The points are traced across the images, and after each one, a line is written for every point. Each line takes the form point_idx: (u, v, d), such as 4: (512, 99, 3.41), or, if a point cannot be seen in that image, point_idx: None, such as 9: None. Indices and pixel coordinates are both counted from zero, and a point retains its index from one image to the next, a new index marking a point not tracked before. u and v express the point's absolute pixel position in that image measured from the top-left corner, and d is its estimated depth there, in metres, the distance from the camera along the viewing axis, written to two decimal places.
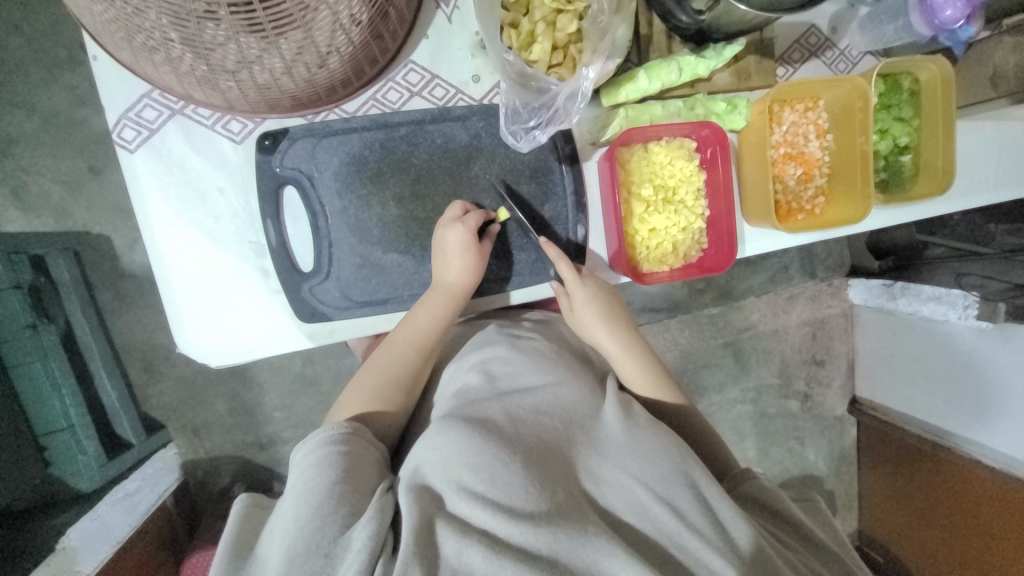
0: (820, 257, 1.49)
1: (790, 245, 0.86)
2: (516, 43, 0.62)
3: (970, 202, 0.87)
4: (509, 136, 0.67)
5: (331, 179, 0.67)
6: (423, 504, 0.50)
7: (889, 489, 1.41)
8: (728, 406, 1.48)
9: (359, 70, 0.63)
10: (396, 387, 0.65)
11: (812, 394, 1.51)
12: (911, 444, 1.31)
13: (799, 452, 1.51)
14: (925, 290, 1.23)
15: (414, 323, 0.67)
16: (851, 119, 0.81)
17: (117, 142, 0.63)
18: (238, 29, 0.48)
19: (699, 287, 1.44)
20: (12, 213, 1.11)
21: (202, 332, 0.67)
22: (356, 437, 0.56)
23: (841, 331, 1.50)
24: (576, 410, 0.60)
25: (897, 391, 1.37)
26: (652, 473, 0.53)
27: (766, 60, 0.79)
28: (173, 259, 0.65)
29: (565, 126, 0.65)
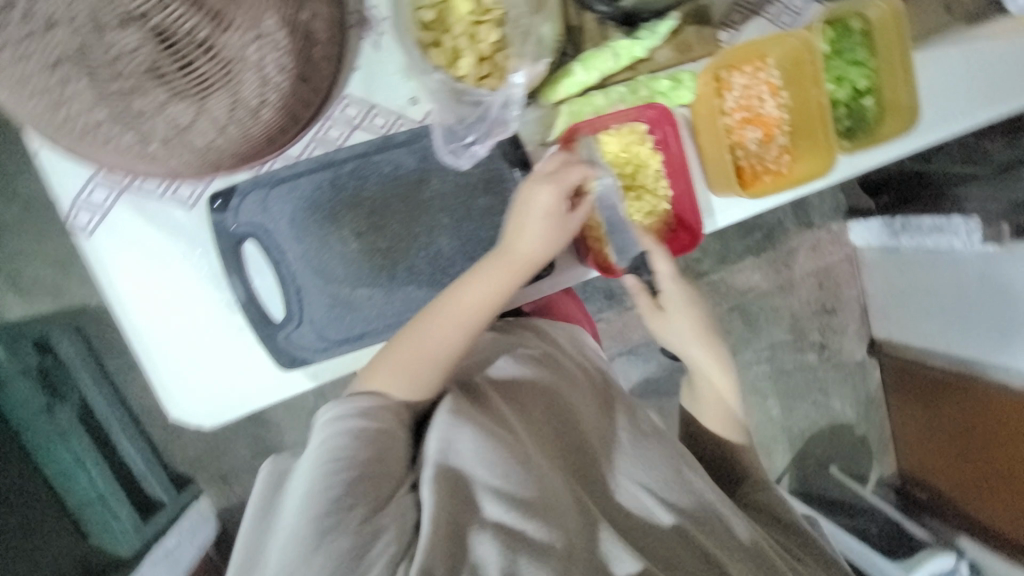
0: (814, 205, 1.46)
1: (762, 211, 0.84)
2: (442, 60, 0.61)
3: (946, 132, 0.84)
4: (449, 154, 0.69)
5: (288, 228, 0.68)
6: (445, 498, 0.52)
7: (916, 420, 1.43)
8: (744, 368, 1.50)
9: (297, 116, 0.64)
10: (437, 370, 0.65)
11: (829, 342, 1.52)
12: (937, 376, 1.27)
13: (823, 402, 1.55)
14: (925, 222, 1.20)
15: (458, 298, 0.66)
16: (802, 72, 0.80)
17: (74, 228, 0.64)
18: (154, 94, 0.44)
19: (696, 256, 1.42)
20: (14, 299, 1.14)
21: (195, 394, 0.69)
22: (378, 419, 0.59)
23: (848, 275, 1.50)
24: (593, 420, 0.65)
25: (915, 326, 1.34)
26: (660, 483, 0.61)
27: (706, 28, 0.78)
28: (150, 331, 0.67)
29: (502, 135, 0.64)
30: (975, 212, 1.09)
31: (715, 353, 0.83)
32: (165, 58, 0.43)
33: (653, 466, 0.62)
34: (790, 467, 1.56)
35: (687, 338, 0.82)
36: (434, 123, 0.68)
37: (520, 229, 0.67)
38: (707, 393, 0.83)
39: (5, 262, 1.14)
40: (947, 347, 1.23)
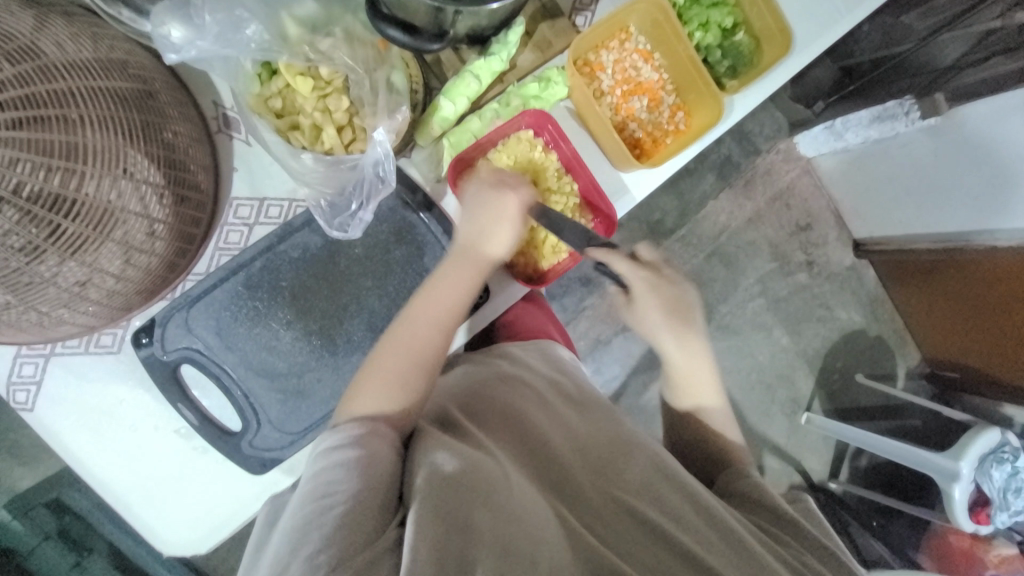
0: (754, 133, 1.43)
1: (673, 172, 0.84)
2: (305, 141, 0.63)
3: (826, 39, 0.84)
4: (337, 229, 0.67)
5: (218, 340, 0.69)
6: (446, 505, 0.46)
7: (922, 305, 1.42)
8: (740, 308, 1.48)
9: (189, 233, 0.66)
10: (420, 374, 0.61)
11: (815, 258, 1.51)
12: (925, 258, 1.27)
13: (829, 316, 1.53)
14: (864, 115, 1.21)
15: (428, 301, 0.65)
16: (664, 31, 0.80)
17: (16, 408, 0.65)
18: (65, 256, 0.53)
19: (657, 218, 1.42)
20: (20, 470, 1.16)
21: (185, 525, 0.70)
22: (372, 436, 0.54)
23: (811, 188, 1.49)
24: (575, 432, 0.63)
25: (891, 218, 1.34)
26: (652, 496, 0.56)
27: (558, 20, 0.78)
28: (118, 480, 0.68)
29: (382, 197, 0.65)
30: (905, 94, 1.15)
31: (686, 339, 0.75)
32: (45, 215, 0.50)
33: (641, 473, 0.58)
34: (818, 389, 1.53)
35: (657, 328, 0.75)
36: (313, 203, 0.67)
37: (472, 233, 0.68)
38: (688, 380, 0.76)
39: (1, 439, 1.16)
40: (926, 229, 1.22)
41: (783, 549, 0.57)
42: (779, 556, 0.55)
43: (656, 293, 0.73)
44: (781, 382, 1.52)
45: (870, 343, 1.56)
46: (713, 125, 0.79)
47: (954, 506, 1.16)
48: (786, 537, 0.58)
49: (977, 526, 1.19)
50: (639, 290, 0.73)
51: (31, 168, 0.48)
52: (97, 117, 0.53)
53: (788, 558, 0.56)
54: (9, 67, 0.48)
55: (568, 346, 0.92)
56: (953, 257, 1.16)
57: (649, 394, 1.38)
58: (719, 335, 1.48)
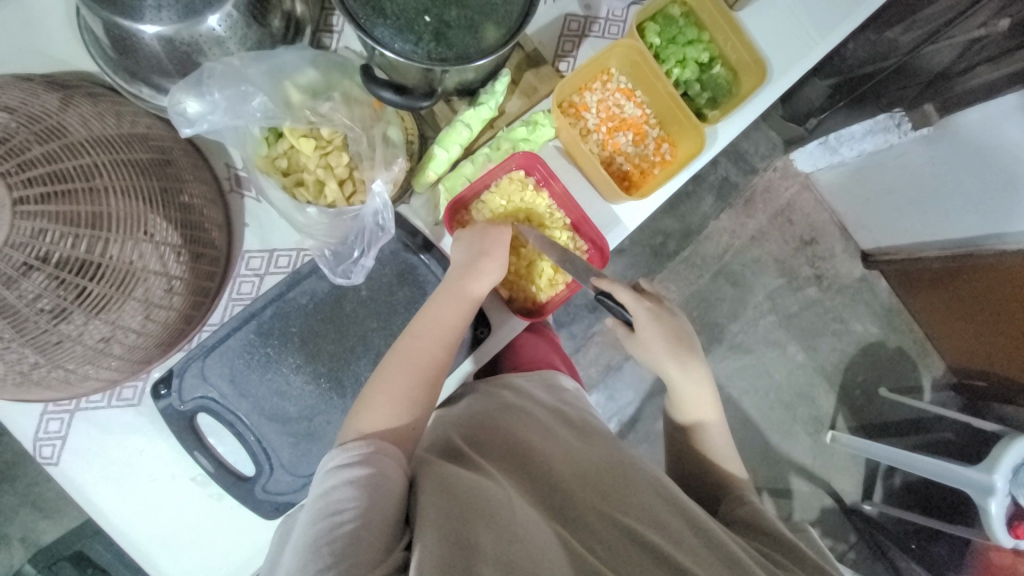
0: (749, 151, 1.47)
1: (663, 201, 0.86)
2: (310, 196, 0.68)
3: (801, 66, 0.87)
4: (341, 276, 0.72)
5: (232, 387, 0.72)
6: (454, 529, 0.48)
7: (936, 311, 1.40)
8: (752, 325, 1.48)
9: (204, 287, 0.70)
10: (423, 388, 0.64)
11: (823, 271, 1.51)
12: (936, 266, 1.27)
13: (844, 329, 1.51)
14: (857, 129, 1.24)
15: (428, 323, 0.67)
16: (643, 71, 0.85)
17: (43, 463, 0.68)
18: (90, 315, 0.57)
19: (660, 240, 1.44)
20: (44, 523, 1.18)
21: (203, 573, 0.71)
22: (382, 454, 0.55)
23: (812, 203, 1.50)
24: (582, 456, 0.64)
25: (897, 228, 1.34)
26: (663, 520, 0.56)
27: (542, 68, 0.83)
28: (139, 530, 0.70)
29: (381, 244, 0.70)
30: (896, 106, 1.15)
31: (689, 363, 0.77)
32: (74, 280, 0.54)
33: (645, 499, 0.59)
34: (840, 405, 1.50)
35: (660, 355, 0.76)
36: (317, 254, 0.72)
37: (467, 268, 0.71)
38: (689, 401, 0.77)
39: (26, 493, 1.18)
40: (935, 235, 1.23)
41: (786, 574, 0.57)
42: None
43: (660, 322, 0.76)
44: (801, 399, 1.49)
45: (891, 355, 1.53)
46: (696, 155, 0.82)
47: (993, 523, 1.11)
48: (786, 562, 0.59)
49: (1016, 541, 1.13)
50: (642, 320, 0.76)
51: (58, 237, 0.52)
52: (118, 186, 0.58)
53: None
54: (37, 147, 0.53)
55: (573, 375, 0.93)
56: (965, 262, 1.16)
57: (665, 417, 1.36)
58: (732, 354, 1.47)
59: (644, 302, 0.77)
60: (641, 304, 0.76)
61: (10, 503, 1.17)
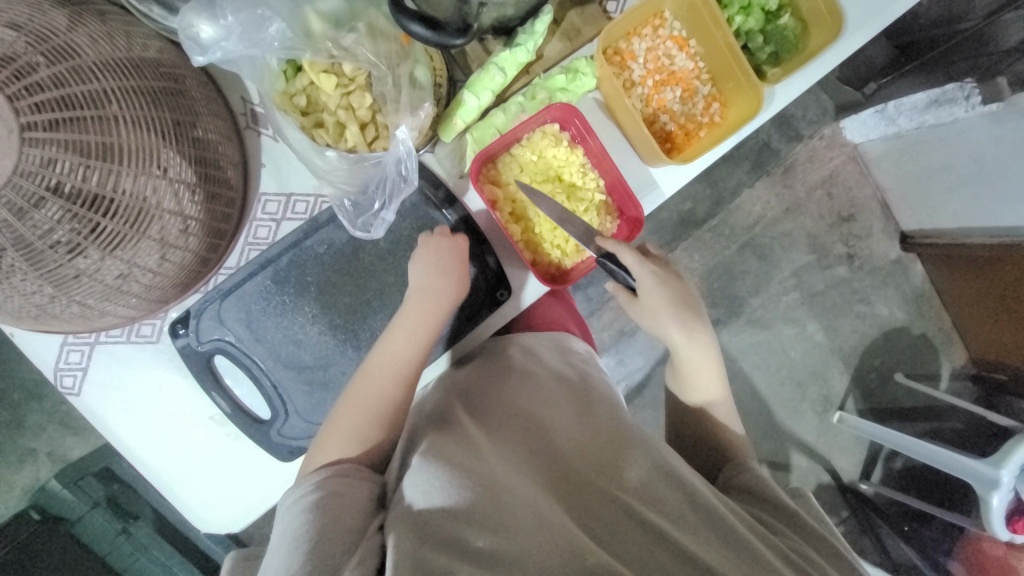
0: (797, 116, 1.36)
1: (704, 167, 0.80)
2: (329, 138, 0.63)
3: (882, 20, 0.77)
4: (360, 229, 0.69)
5: (248, 332, 0.71)
6: (423, 527, 0.49)
7: (970, 301, 1.33)
8: (773, 301, 1.43)
9: (220, 230, 0.67)
10: (387, 408, 0.64)
11: (856, 251, 1.43)
12: (979, 255, 1.19)
13: (869, 312, 1.46)
14: (919, 99, 1.15)
15: (395, 339, 0.67)
16: (701, 17, 0.75)
17: (65, 392, 0.69)
18: (104, 252, 0.55)
19: (688, 207, 1.37)
20: (75, 439, 1.26)
21: (221, 506, 0.74)
22: (339, 478, 0.57)
23: (856, 176, 1.40)
24: (580, 429, 0.62)
25: (942, 210, 1.25)
26: (665, 498, 0.54)
27: (589, 7, 0.74)
28: (159, 463, 0.72)
29: (404, 195, 0.67)
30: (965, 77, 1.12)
31: (694, 329, 0.74)
32: (86, 214, 0.52)
33: (643, 474, 0.57)
34: (853, 388, 1.47)
35: (664, 321, 0.73)
36: (335, 204, 0.68)
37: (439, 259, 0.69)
38: (692, 373, 0.75)
39: (53, 412, 1.25)
40: (984, 221, 1.13)
41: (779, 537, 0.56)
42: (779, 549, 0.54)
43: (665, 285, 0.73)
44: (813, 379, 1.47)
45: (914, 340, 1.47)
46: (750, 118, 0.75)
47: (991, 517, 1.09)
48: (782, 526, 0.58)
49: (1014, 535, 1.12)
50: (650, 286, 0.72)
51: (70, 168, 0.50)
52: (131, 116, 0.54)
53: (786, 547, 0.55)
54: (44, 68, 0.51)
55: (587, 341, 0.90)
56: (1010, 253, 1.08)
57: None
58: (749, 329, 1.43)
59: (649, 265, 0.72)
60: (650, 270, 0.72)
61: (37, 420, 1.24)
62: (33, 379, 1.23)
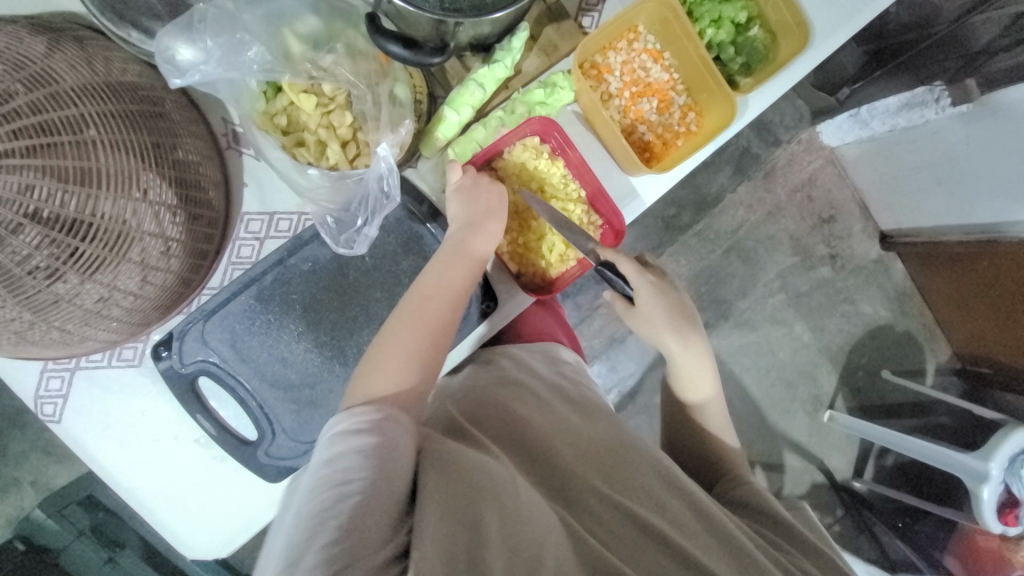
0: (775, 122, 1.39)
1: (683, 176, 0.82)
2: (311, 157, 0.64)
3: (845, 31, 0.80)
4: (343, 246, 0.68)
5: (233, 352, 0.71)
6: (457, 511, 0.47)
7: (949, 295, 1.37)
8: (760, 303, 1.45)
9: (202, 250, 0.67)
10: (428, 344, 0.62)
11: (838, 251, 1.46)
12: (956, 251, 1.23)
13: (854, 311, 1.48)
14: (891, 103, 1.19)
15: (438, 281, 0.64)
16: (674, 30, 0.78)
17: (44, 420, 0.68)
18: (83, 277, 0.54)
19: (672, 213, 1.39)
20: (61, 465, 1.24)
21: (208, 531, 0.72)
22: (389, 422, 0.53)
23: (834, 179, 1.44)
24: (576, 434, 0.64)
25: (918, 208, 1.29)
26: (660, 499, 0.57)
27: (565, 23, 0.76)
28: (142, 489, 0.71)
29: (387, 212, 0.66)
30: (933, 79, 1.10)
31: (690, 339, 0.74)
32: (64, 240, 0.51)
33: (642, 478, 0.58)
34: (841, 386, 1.49)
35: (661, 330, 0.74)
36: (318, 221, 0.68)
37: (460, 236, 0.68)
38: (691, 381, 0.75)
39: (35, 440, 1.23)
40: (959, 220, 1.18)
41: (782, 552, 0.57)
42: (777, 559, 0.55)
43: (662, 296, 0.73)
44: (803, 379, 1.48)
45: (898, 335, 1.50)
46: (725, 127, 0.77)
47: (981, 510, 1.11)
48: (783, 542, 0.59)
49: (1005, 528, 1.14)
50: (645, 297, 0.73)
51: (47, 194, 0.49)
52: (110, 140, 0.55)
53: (784, 559, 0.56)
54: (21, 96, 0.50)
55: (576, 349, 0.91)
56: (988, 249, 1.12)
57: None
58: (737, 331, 1.44)
59: (646, 276, 0.74)
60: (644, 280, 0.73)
61: (19, 448, 1.22)
62: (15, 406, 1.21)
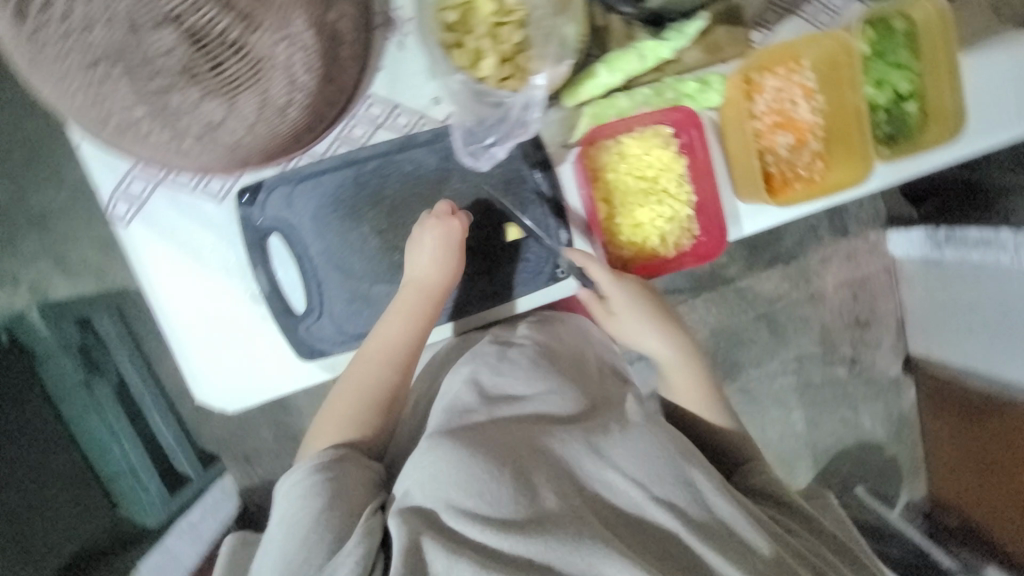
0: (851, 212, 1.40)
1: (789, 218, 0.82)
2: (464, 62, 0.61)
3: (993, 140, 0.79)
4: (468, 156, 0.71)
5: (311, 222, 0.70)
6: (411, 525, 0.53)
7: (949, 440, 1.31)
8: (768, 378, 1.44)
9: (321, 115, 0.64)
10: (369, 413, 0.67)
11: (860, 357, 1.45)
12: (975, 400, 1.17)
13: (853, 420, 1.48)
14: (970, 235, 1.10)
15: (385, 334, 0.69)
16: (840, 75, 0.76)
17: (112, 219, 0.67)
18: None
19: (721, 262, 1.37)
20: (64, 280, 1.23)
21: (224, 384, 0.72)
22: (341, 461, 0.61)
23: (884, 289, 1.43)
24: (553, 406, 0.64)
25: (952, 342, 1.23)
26: (647, 474, 0.57)
27: (737, 29, 0.75)
28: (179, 320, 0.70)
29: (522, 137, 0.66)
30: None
31: (671, 334, 0.78)
32: None
33: (658, 469, 0.57)
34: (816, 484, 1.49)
35: (643, 332, 0.77)
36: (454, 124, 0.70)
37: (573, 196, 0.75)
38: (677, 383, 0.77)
39: (51, 247, 1.22)
40: (987, 369, 1.11)
41: (797, 539, 0.62)
42: (796, 551, 0.59)
43: (638, 299, 0.75)
44: (780, 465, 1.48)
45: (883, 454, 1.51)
46: (848, 185, 0.78)
47: None
48: (802, 530, 0.64)
49: None
50: (620, 297, 0.75)
51: None
52: None
53: (804, 548, 0.61)
54: None
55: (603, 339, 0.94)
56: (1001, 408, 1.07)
57: None
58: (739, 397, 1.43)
59: (621, 279, 0.75)
60: (614, 281, 0.74)
61: (32, 249, 1.22)
62: (46, 208, 1.21)
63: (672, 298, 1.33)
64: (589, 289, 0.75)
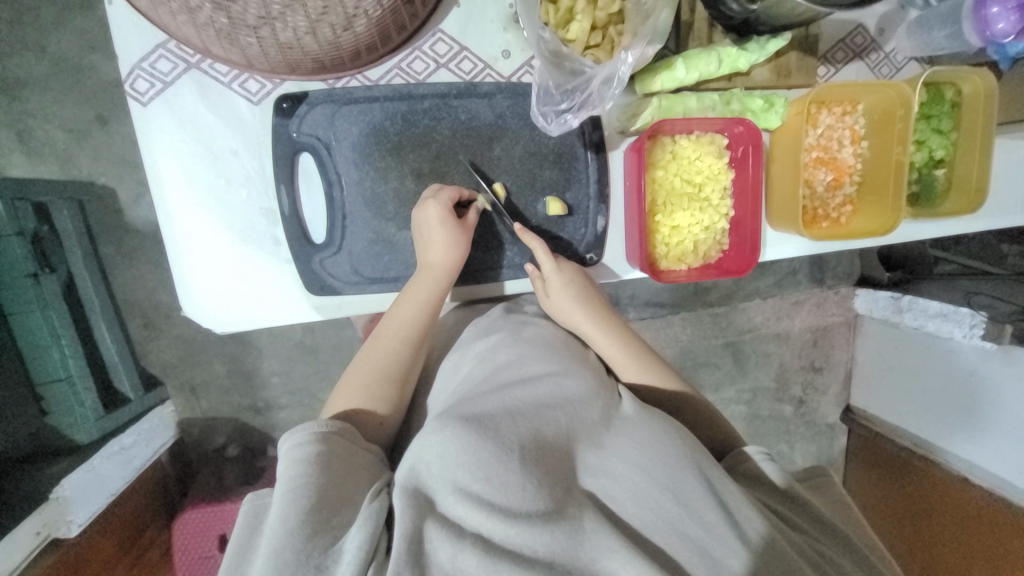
0: (830, 263, 1.42)
1: (810, 252, 0.83)
2: (553, 19, 0.59)
3: (996, 222, 0.85)
4: (539, 117, 0.66)
5: (349, 150, 0.65)
6: (416, 508, 0.51)
7: (870, 490, 1.39)
8: (722, 405, 1.43)
9: (386, 36, 0.60)
10: (386, 382, 0.64)
11: (807, 400, 1.46)
12: (899, 457, 1.27)
13: (787, 455, 1.46)
14: (932, 306, 1.16)
15: (400, 310, 0.66)
16: (890, 128, 0.78)
17: (130, 93, 0.61)
18: None
19: (704, 286, 1.38)
20: (17, 156, 1.08)
21: (216, 301, 0.66)
22: (337, 437, 0.56)
23: (843, 339, 1.44)
24: (567, 389, 0.61)
25: (891, 402, 1.32)
26: (653, 462, 0.54)
27: (809, 58, 0.75)
28: (181, 220, 0.64)
29: (597, 113, 0.63)
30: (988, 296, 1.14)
31: (604, 321, 0.72)
32: None
33: (665, 455, 0.54)
34: None
35: (580, 317, 0.71)
36: (533, 81, 0.65)
37: (616, 180, 0.75)
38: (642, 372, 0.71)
39: (14, 119, 1.07)
40: (917, 429, 1.24)
41: (802, 535, 0.56)
42: (798, 547, 0.53)
43: (573, 281, 0.71)
44: None
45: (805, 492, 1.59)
46: (881, 233, 0.79)
47: None
48: (803, 524, 0.57)
49: None
50: (556, 283, 0.70)
51: None
52: None
53: (803, 543, 0.55)
54: None
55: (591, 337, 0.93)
56: (926, 467, 1.18)
57: None
58: None
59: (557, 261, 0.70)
60: (556, 266, 0.70)
61: None
62: (13, 74, 1.06)
63: (652, 312, 1.34)
64: (530, 272, 0.72)
